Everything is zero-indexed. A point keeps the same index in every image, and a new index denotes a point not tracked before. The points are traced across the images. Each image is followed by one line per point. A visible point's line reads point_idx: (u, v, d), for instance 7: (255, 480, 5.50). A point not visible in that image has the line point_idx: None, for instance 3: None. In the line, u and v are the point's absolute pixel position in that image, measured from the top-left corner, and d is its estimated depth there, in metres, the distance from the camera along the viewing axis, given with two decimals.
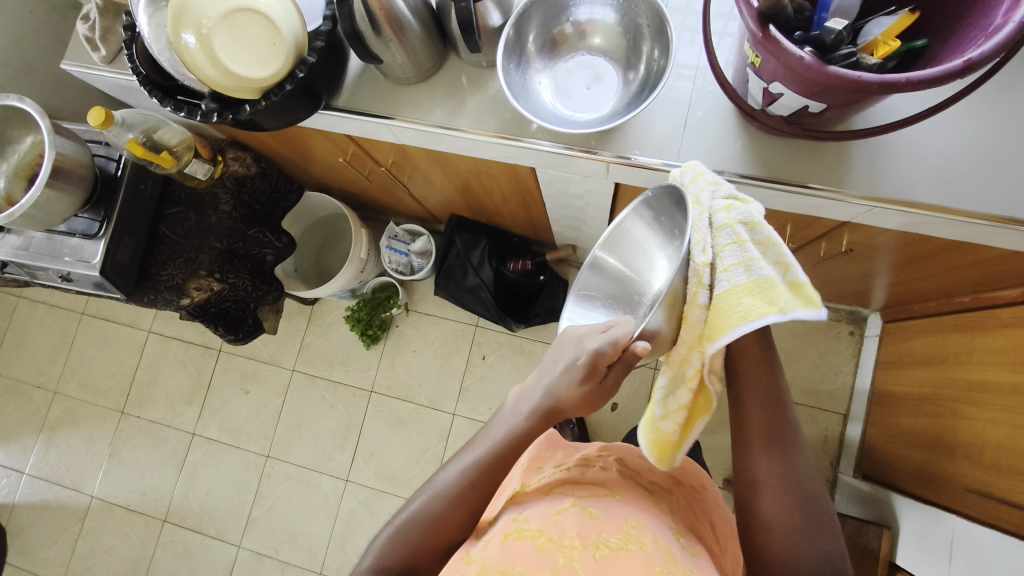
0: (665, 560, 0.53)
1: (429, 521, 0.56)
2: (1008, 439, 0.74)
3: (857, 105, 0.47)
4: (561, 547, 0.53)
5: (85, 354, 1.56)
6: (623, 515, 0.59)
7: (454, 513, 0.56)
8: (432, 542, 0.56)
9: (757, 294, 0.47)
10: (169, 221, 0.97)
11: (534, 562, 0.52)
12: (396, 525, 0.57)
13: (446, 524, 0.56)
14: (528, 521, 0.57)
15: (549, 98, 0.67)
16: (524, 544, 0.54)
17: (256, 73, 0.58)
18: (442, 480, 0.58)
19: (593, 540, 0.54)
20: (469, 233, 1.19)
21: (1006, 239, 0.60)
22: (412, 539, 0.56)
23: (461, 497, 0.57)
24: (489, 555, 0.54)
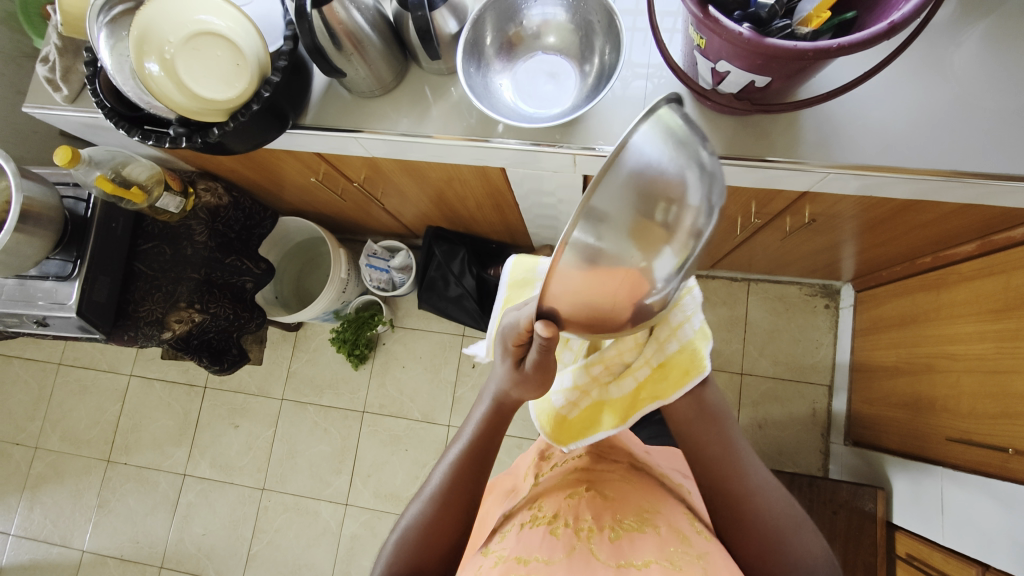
0: (679, 540, 0.54)
1: (422, 527, 0.55)
2: (982, 385, 0.77)
3: (799, 75, 0.50)
4: (576, 530, 0.55)
5: (65, 406, 1.52)
6: (640, 501, 0.60)
7: (443, 514, 0.55)
8: (431, 545, 0.55)
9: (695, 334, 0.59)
10: (143, 257, 0.97)
11: (550, 546, 0.54)
12: (397, 534, 0.56)
13: (440, 527, 0.55)
14: (543, 510, 0.60)
15: (511, 97, 0.69)
16: (538, 531, 0.56)
17: (222, 95, 0.59)
18: (429, 485, 0.58)
19: (608, 524, 0.56)
20: (448, 243, 1.20)
21: (954, 192, 0.63)
22: (410, 547, 0.55)
23: (448, 496, 0.56)
24: (506, 545, 0.56)
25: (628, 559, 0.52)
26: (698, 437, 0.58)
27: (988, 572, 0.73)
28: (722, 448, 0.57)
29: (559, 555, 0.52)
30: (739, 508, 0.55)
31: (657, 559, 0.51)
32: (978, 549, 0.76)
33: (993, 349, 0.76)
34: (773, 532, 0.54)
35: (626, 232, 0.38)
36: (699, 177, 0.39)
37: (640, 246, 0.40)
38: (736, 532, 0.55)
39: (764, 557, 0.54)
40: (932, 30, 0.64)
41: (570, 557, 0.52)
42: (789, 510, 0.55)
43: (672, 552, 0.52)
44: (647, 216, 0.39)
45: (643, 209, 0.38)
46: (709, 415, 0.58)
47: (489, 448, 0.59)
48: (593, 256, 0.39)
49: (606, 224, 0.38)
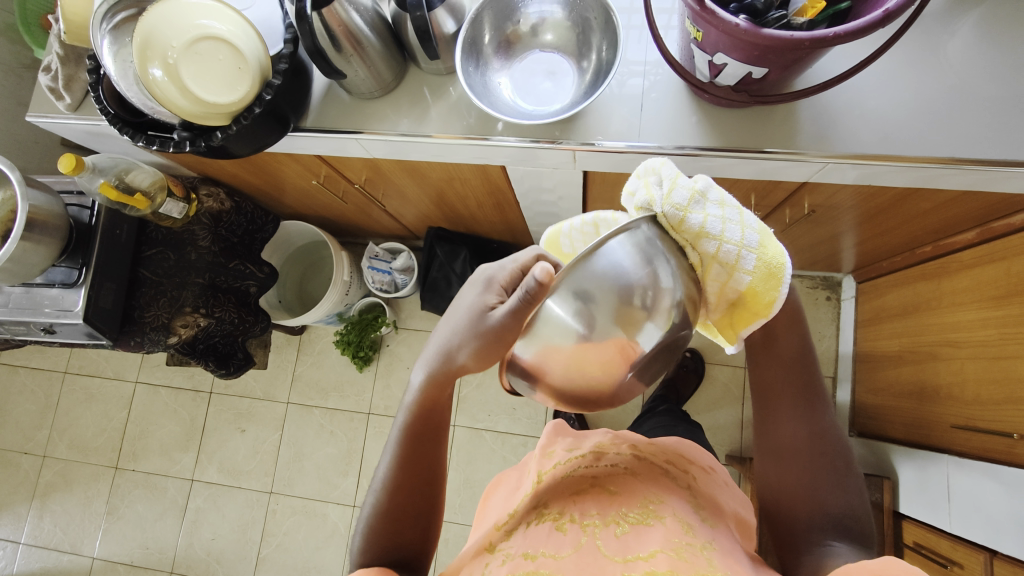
0: (684, 532, 0.54)
1: (381, 515, 0.55)
2: (986, 372, 0.77)
3: (796, 66, 0.51)
4: (582, 526, 0.56)
5: (72, 414, 1.53)
6: (644, 493, 0.60)
7: (399, 502, 0.55)
8: (391, 531, 0.54)
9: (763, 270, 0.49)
10: (147, 263, 0.98)
11: (557, 542, 0.54)
12: (358, 528, 0.56)
13: (399, 512, 0.55)
14: (549, 507, 0.60)
15: (510, 95, 0.70)
16: (544, 527, 0.57)
17: (224, 98, 0.60)
18: (379, 475, 0.56)
19: (613, 518, 0.57)
20: (450, 243, 1.21)
21: (953, 179, 0.64)
22: (372, 535, 0.54)
23: (401, 482, 0.55)
24: (513, 543, 0.56)
25: (635, 552, 0.52)
26: (777, 367, 0.59)
27: (996, 557, 0.73)
28: (797, 377, 0.59)
29: (567, 550, 0.53)
30: (799, 437, 0.57)
31: (662, 549, 0.52)
32: (987, 535, 0.76)
33: (996, 335, 0.76)
34: (824, 464, 0.56)
35: (607, 313, 0.44)
36: (666, 271, 0.46)
37: (625, 328, 0.45)
38: (784, 456, 0.58)
39: (806, 485, 0.56)
40: (926, 19, 0.65)
41: (577, 552, 0.53)
42: (842, 455, 0.57)
43: (677, 543, 0.52)
44: (627, 304, 0.44)
45: (621, 297, 0.44)
46: (797, 345, 0.59)
47: (431, 431, 0.57)
48: (576, 330, 0.44)
49: (588, 305, 0.43)
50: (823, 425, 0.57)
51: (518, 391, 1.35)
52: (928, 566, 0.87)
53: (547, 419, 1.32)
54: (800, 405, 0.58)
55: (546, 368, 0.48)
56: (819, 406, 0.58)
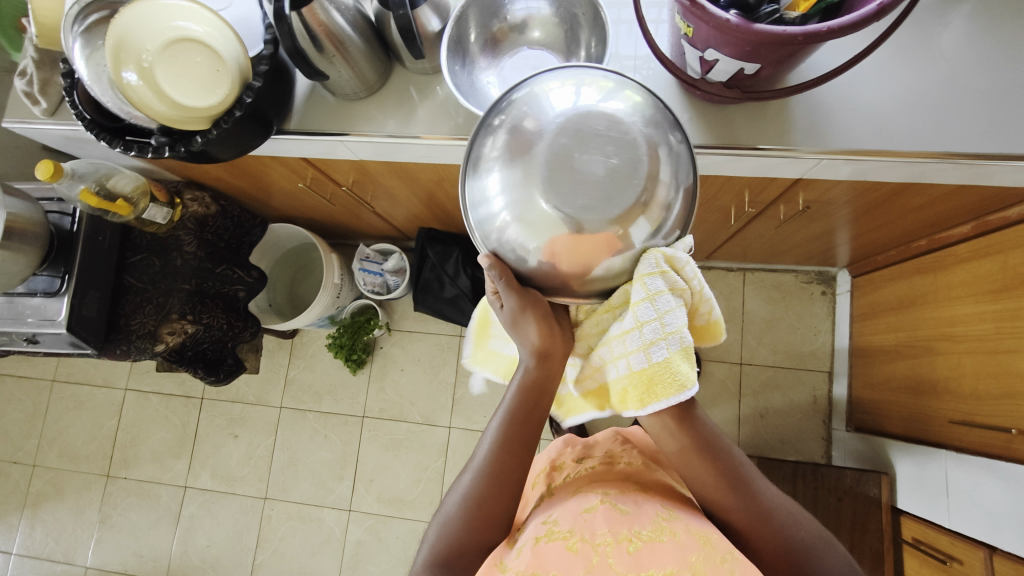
0: (701, 546, 0.52)
1: (473, 498, 0.54)
2: (984, 367, 0.76)
3: (789, 61, 0.50)
4: (594, 545, 0.54)
5: (61, 422, 1.51)
6: (655, 508, 0.59)
7: (492, 487, 0.54)
8: (484, 517, 0.54)
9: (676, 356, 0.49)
10: (133, 269, 0.96)
11: (567, 563, 0.52)
12: (443, 512, 0.55)
13: (496, 495, 0.55)
14: (558, 524, 0.58)
15: (498, 93, 0.68)
16: (555, 545, 0.55)
17: (202, 102, 0.59)
18: (478, 455, 0.56)
19: (625, 535, 0.55)
20: (441, 244, 1.19)
21: (948, 173, 0.63)
22: (457, 520, 0.54)
23: (502, 466, 0.55)
24: (521, 560, 0.54)
25: (649, 571, 0.51)
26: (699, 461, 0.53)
27: (996, 553, 0.73)
28: (726, 463, 0.53)
29: (579, 571, 0.52)
30: (755, 527, 0.53)
31: (678, 568, 0.50)
32: (985, 531, 0.76)
33: (992, 330, 0.76)
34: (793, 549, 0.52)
35: (595, 206, 0.43)
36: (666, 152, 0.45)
37: (619, 225, 0.44)
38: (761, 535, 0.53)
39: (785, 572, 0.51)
40: (920, 11, 0.63)
41: (591, 573, 0.51)
42: (804, 520, 0.53)
43: (694, 560, 0.50)
44: (611, 195, 0.43)
45: (600, 182, 0.43)
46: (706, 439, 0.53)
47: (532, 418, 0.57)
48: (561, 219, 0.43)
49: (572, 197, 0.43)
50: (768, 500, 0.53)
51: None
52: (928, 563, 0.86)
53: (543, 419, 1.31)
54: (743, 491, 0.53)
55: (551, 261, 0.46)
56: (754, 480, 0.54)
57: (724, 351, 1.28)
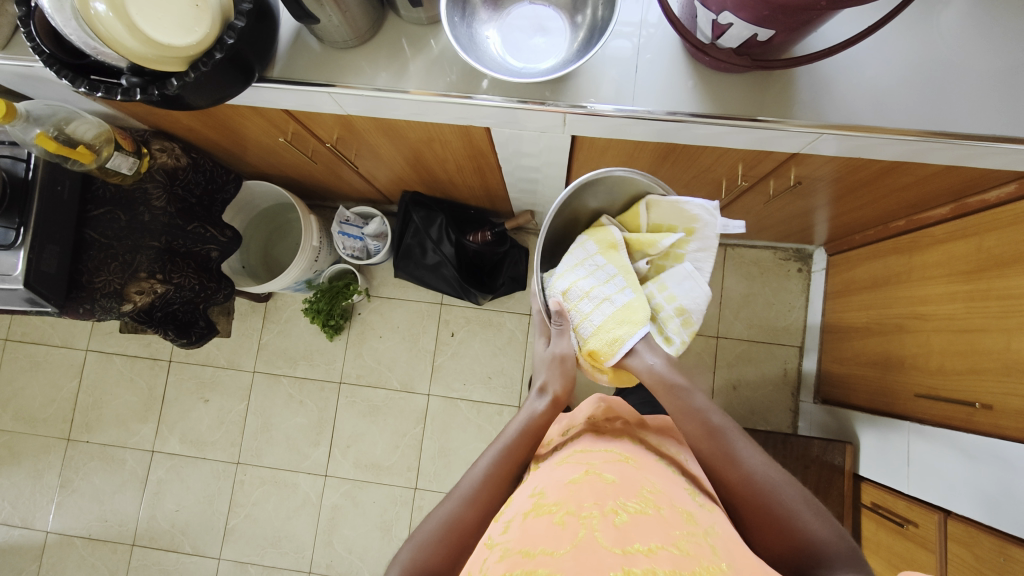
0: (684, 522, 0.54)
1: (455, 524, 0.59)
2: (951, 344, 0.80)
3: (803, 28, 0.49)
4: (581, 517, 0.53)
5: (16, 384, 1.43)
6: (641, 480, 0.59)
7: (475, 514, 0.60)
8: (459, 545, 0.58)
9: (624, 319, 0.73)
10: (95, 223, 0.89)
11: (555, 537, 0.51)
12: (425, 529, 0.59)
13: (472, 530, 0.59)
14: (545, 496, 0.57)
15: (497, 49, 0.65)
16: (542, 520, 0.54)
17: (180, 41, 0.54)
18: (464, 485, 0.62)
19: (612, 507, 0.54)
20: (426, 209, 1.16)
21: (937, 154, 0.64)
22: (442, 542, 0.57)
23: (483, 499, 0.61)
24: (510, 536, 0.53)
25: (635, 544, 0.50)
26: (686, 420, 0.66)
27: (950, 517, 0.78)
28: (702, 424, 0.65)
29: (565, 547, 0.50)
30: (742, 487, 0.60)
31: (665, 543, 0.51)
32: (941, 497, 0.81)
33: (962, 309, 0.79)
34: (768, 502, 0.58)
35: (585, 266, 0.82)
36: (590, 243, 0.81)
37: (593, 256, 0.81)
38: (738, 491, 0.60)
39: (760, 526, 0.58)
40: None
41: (576, 548, 0.50)
42: (786, 485, 0.59)
43: (678, 536, 0.52)
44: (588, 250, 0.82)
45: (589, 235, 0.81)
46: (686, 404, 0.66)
47: (532, 454, 0.67)
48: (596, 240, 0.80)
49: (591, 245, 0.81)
50: (749, 464, 0.61)
51: (495, 359, 1.34)
52: (885, 526, 0.92)
53: (522, 387, 1.33)
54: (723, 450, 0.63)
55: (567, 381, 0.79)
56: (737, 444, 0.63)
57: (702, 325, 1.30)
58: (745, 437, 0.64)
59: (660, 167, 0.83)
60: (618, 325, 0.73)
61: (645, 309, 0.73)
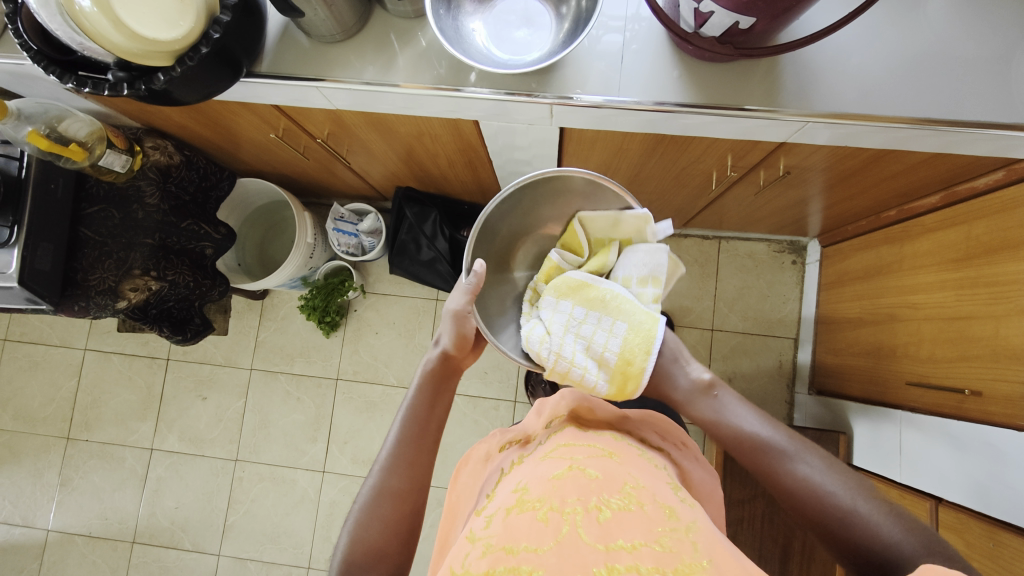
0: (666, 518, 0.54)
1: (386, 494, 0.59)
2: (941, 332, 0.80)
3: (783, 15, 0.49)
4: (564, 513, 0.53)
5: (15, 384, 1.44)
6: (623, 477, 0.59)
7: (403, 479, 0.60)
8: (396, 511, 0.58)
9: (625, 360, 0.64)
10: (89, 222, 0.89)
11: (538, 534, 0.52)
12: (358, 510, 0.59)
13: (400, 493, 0.59)
14: (529, 492, 0.57)
15: (483, 41, 0.65)
16: (525, 516, 0.54)
17: (166, 35, 0.54)
18: (382, 456, 0.62)
19: (595, 504, 0.54)
20: (419, 205, 1.17)
21: (922, 141, 0.64)
22: (375, 516, 0.57)
23: (402, 461, 0.61)
24: (492, 531, 0.54)
25: (617, 540, 0.51)
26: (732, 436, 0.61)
27: (941, 504, 0.78)
28: (752, 440, 0.60)
29: (548, 543, 0.51)
30: (805, 498, 0.54)
31: (647, 540, 0.51)
32: (933, 485, 0.81)
33: (952, 296, 0.79)
34: (830, 510, 0.53)
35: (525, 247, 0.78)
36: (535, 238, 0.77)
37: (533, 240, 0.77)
38: (803, 501, 0.55)
39: (831, 532, 0.52)
40: None
41: (559, 543, 0.51)
42: (847, 487, 0.53)
43: (660, 532, 0.52)
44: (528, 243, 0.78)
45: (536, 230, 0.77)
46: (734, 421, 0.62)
47: (438, 401, 0.67)
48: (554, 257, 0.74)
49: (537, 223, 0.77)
50: (803, 476, 0.55)
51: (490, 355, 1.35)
52: None
53: (518, 382, 1.33)
54: (780, 462, 0.57)
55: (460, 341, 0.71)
56: (789, 456, 0.57)
57: (696, 318, 1.30)
58: (798, 443, 0.58)
59: (649, 159, 0.83)
60: (630, 359, 0.64)
61: (642, 349, 0.64)
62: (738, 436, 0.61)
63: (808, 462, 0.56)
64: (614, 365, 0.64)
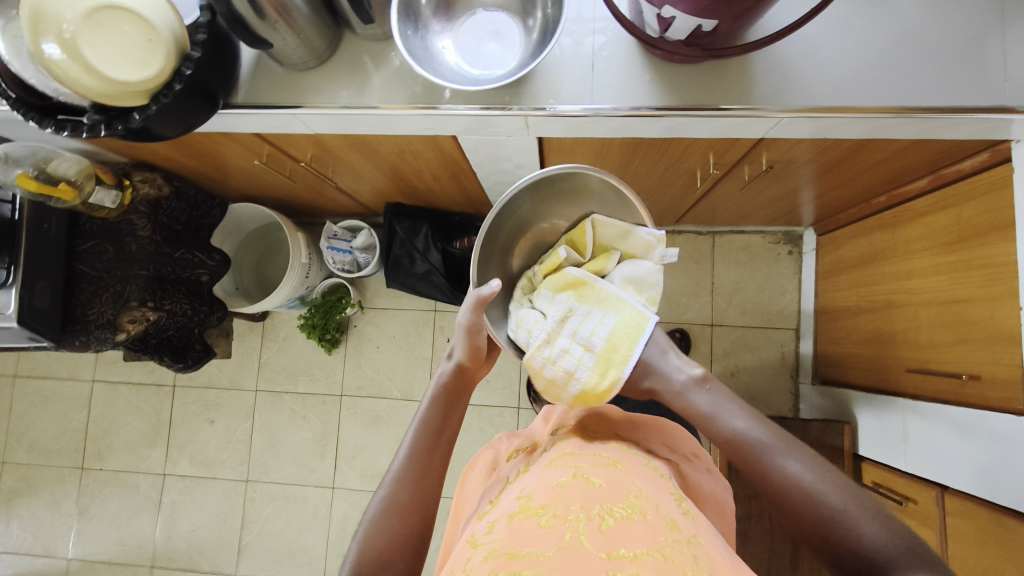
0: (668, 530, 0.53)
1: (394, 506, 0.59)
2: (937, 317, 0.79)
3: (745, 15, 0.49)
4: (567, 520, 0.54)
5: (28, 418, 1.46)
6: (629, 485, 0.59)
7: (412, 490, 0.60)
8: (405, 525, 0.58)
9: (608, 359, 0.62)
10: (85, 257, 0.93)
11: (541, 539, 0.53)
12: (366, 522, 0.58)
13: (410, 507, 0.59)
14: (533, 499, 0.58)
15: (454, 59, 0.65)
16: (528, 523, 0.55)
17: (137, 76, 0.54)
18: (394, 468, 0.62)
19: (598, 512, 0.54)
20: (409, 220, 1.18)
21: (900, 129, 0.64)
22: (383, 528, 0.57)
23: (414, 473, 0.61)
24: (494, 536, 0.55)
25: (619, 549, 0.50)
26: (719, 435, 0.59)
27: (947, 492, 0.77)
28: (737, 439, 0.57)
29: (552, 549, 0.51)
30: (791, 500, 0.53)
31: (648, 550, 0.50)
32: (938, 473, 0.80)
33: (946, 281, 0.78)
34: (816, 514, 0.51)
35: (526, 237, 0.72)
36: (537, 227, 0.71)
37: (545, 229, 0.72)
38: (789, 503, 0.53)
39: (817, 537, 0.51)
40: None
41: (563, 550, 0.51)
42: (832, 488, 0.51)
43: (662, 542, 0.51)
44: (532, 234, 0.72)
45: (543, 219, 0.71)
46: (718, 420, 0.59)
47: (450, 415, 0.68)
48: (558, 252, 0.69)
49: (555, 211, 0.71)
50: (790, 476, 0.53)
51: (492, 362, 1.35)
52: (886, 505, 0.91)
53: (521, 388, 1.34)
54: (767, 462, 0.55)
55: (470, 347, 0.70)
56: (775, 454, 0.55)
57: (695, 314, 1.30)
58: (785, 442, 0.55)
59: (632, 161, 0.83)
60: (609, 362, 0.62)
61: (626, 342, 0.63)
62: (720, 434, 0.59)
63: (794, 460, 0.54)
64: (597, 365, 0.63)
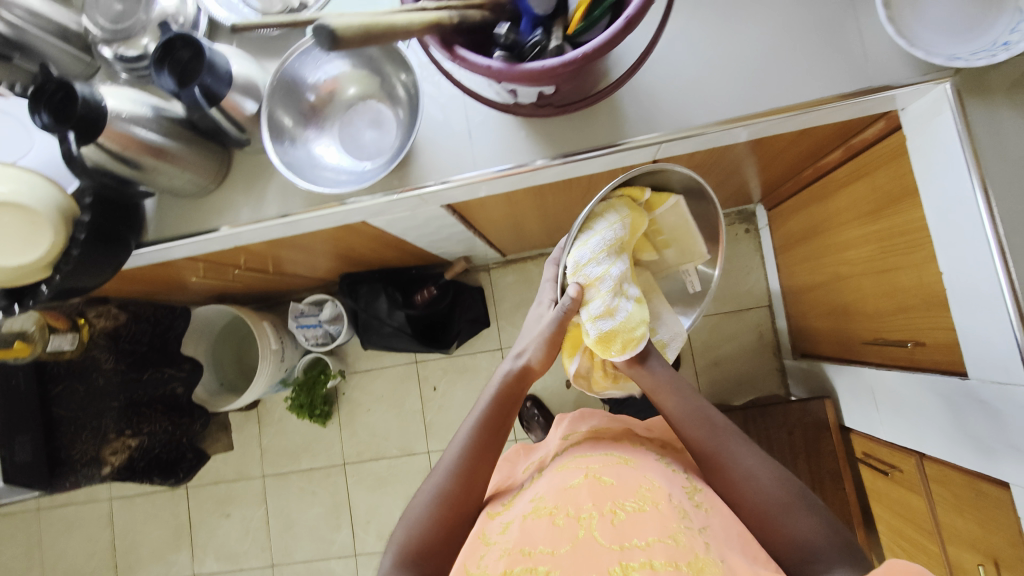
0: (681, 515, 0.55)
1: (440, 499, 0.60)
2: (878, 286, 0.79)
3: (576, 77, 0.50)
4: (579, 518, 0.56)
5: (56, 547, 1.51)
6: (638, 479, 0.60)
7: (458, 487, 0.61)
8: (449, 518, 0.60)
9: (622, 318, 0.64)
10: (59, 400, 0.97)
11: (553, 537, 0.55)
12: (412, 512, 0.60)
13: (456, 502, 0.60)
14: (544, 499, 0.60)
15: (336, 159, 0.68)
16: (541, 522, 0.57)
17: (30, 257, 0.58)
18: (446, 461, 0.63)
19: (610, 507, 0.57)
20: (366, 286, 1.20)
21: (779, 126, 0.64)
22: (425, 523, 0.59)
23: (463, 470, 0.61)
24: (507, 536, 0.57)
25: (631, 539, 0.53)
26: (691, 426, 0.65)
27: (924, 458, 0.77)
28: (703, 432, 0.64)
29: (563, 546, 0.54)
30: (741, 493, 0.59)
31: (660, 536, 0.52)
32: (912, 440, 0.79)
33: (877, 250, 0.78)
34: (762, 505, 0.58)
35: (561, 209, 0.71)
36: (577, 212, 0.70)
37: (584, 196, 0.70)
38: (740, 493, 0.60)
39: (760, 526, 0.58)
40: None
41: (575, 547, 0.54)
42: (779, 486, 0.58)
43: (674, 528, 0.53)
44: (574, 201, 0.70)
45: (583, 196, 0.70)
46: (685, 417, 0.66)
47: (505, 420, 0.66)
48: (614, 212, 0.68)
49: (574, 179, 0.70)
50: (744, 469, 0.60)
51: None
52: (878, 475, 0.90)
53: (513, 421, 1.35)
54: (724, 454, 0.62)
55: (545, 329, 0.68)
56: (731, 449, 0.62)
57: None
58: (739, 441, 0.63)
59: (546, 199, 0.84)
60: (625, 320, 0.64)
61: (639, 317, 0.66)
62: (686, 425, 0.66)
63: (745, 457, 0.61)
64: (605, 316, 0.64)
